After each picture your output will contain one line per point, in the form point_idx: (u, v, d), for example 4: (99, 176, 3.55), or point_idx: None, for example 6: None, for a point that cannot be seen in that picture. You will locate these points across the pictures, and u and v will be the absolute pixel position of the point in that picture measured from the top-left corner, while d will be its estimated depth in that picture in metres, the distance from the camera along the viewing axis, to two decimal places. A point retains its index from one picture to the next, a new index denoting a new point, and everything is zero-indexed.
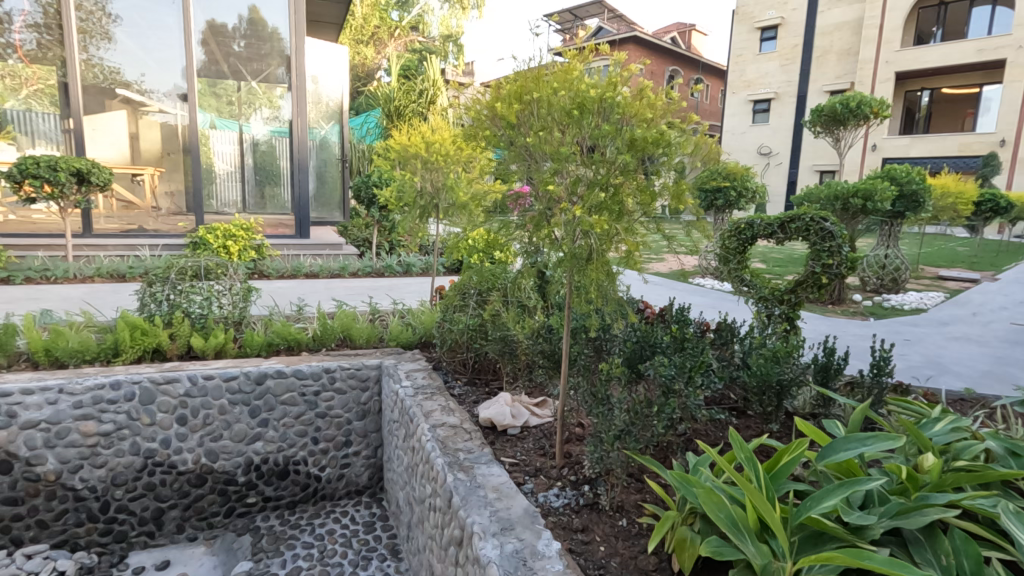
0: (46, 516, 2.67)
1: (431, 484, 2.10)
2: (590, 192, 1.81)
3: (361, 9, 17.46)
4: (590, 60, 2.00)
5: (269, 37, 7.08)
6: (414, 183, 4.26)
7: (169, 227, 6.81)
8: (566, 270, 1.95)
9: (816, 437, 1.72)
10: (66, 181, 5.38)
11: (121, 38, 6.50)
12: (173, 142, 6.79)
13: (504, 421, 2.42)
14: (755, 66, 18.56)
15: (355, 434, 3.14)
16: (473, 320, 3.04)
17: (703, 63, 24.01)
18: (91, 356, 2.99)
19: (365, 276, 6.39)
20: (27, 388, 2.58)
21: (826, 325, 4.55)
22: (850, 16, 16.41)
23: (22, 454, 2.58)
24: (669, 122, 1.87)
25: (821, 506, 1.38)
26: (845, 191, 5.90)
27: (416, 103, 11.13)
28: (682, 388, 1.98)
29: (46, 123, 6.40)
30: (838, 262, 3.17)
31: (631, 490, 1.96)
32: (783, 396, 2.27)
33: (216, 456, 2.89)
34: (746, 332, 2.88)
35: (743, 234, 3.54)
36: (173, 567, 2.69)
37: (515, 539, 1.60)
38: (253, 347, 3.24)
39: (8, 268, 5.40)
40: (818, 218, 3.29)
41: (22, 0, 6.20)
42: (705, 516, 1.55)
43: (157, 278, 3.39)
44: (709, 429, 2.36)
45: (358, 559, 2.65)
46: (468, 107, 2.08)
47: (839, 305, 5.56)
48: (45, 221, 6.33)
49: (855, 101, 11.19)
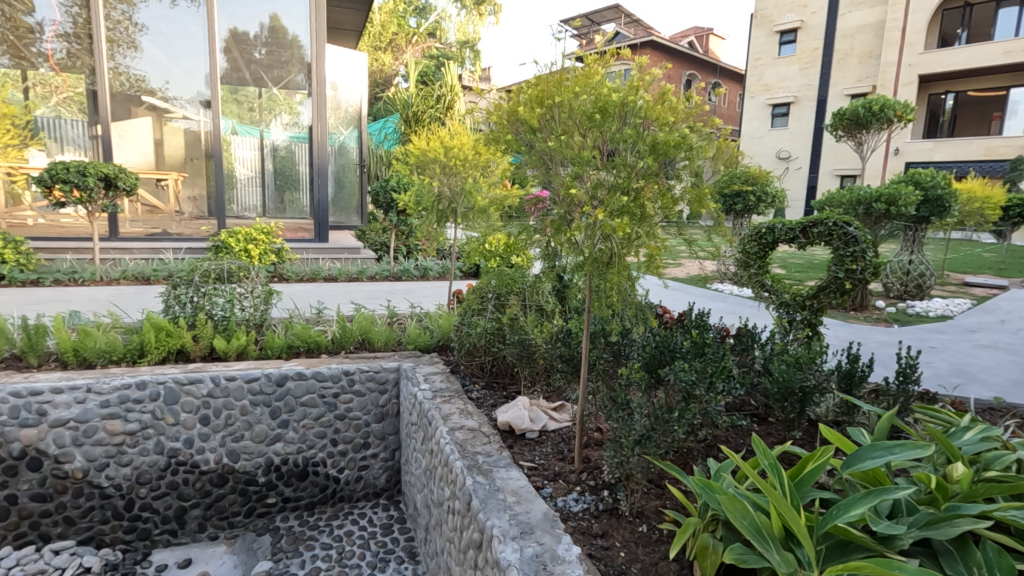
0: (73, 513, 2.73)
1: (450, 487, 2.11)
2: (612, 196, 1.80)
3: (380, 16, 17.64)
4: (611, 64, 2.00)
5: (289, 44, 7.21)
6: (433, 187, 4.30)
7: (192, 231, 6.93)
8: (585, 273, 1.95)
9: (841, 444, 1.69)
10: (94, 185, 5.53)
11: (147, 46, 6.64)
12: (195, 148, 6.94)
13: (522, 425, 2.42)
14: (774, 69, 18.40)
15: (373, 436, 3.16)
16: (491, 324, 3.04)
17: (721, 67, 23.83)
18: (118, 356, 3.06)
19: (383, 280, 6.45)
20: (57, 387, 2.65)
21: (848, 331, 4.48)
22: (872, 19, 16.18)
23: (51, 452, 2.65)
24: (691, 126, 1.86)
25: (848, 515, 1.35)
26: (868, 196, 5.82)
27: (434, 109, 11.22)
28: (702, 394, 1.96)
29: (74, 130, 6.55)
30: (862, 267, 3.09)
31: (651, 495, 1.95)
32: (806, 402, 2.23)
33: (238, 456, 2.93)
34: (767, 338, 2.83)
35: (763, 239, 3.56)
36: (195, 565, 2.73)
37: (535, 543, 1.59)
38: (274, 349, 3.28)
39: (37, 271, 5.56)
40: (841, 222, 3.23)
41: (53, 11, 6.41)
42: (728, 522, 1.53)
43: (182, 281, 3.45)
44: (729, 436, 2.34)
45: (376, 561, 2.66)
46: (490, 112, 2.09)
47: (861, 311, 5.47)
48: (73, 224, 6.46)
49: (878, 105, 11.05)
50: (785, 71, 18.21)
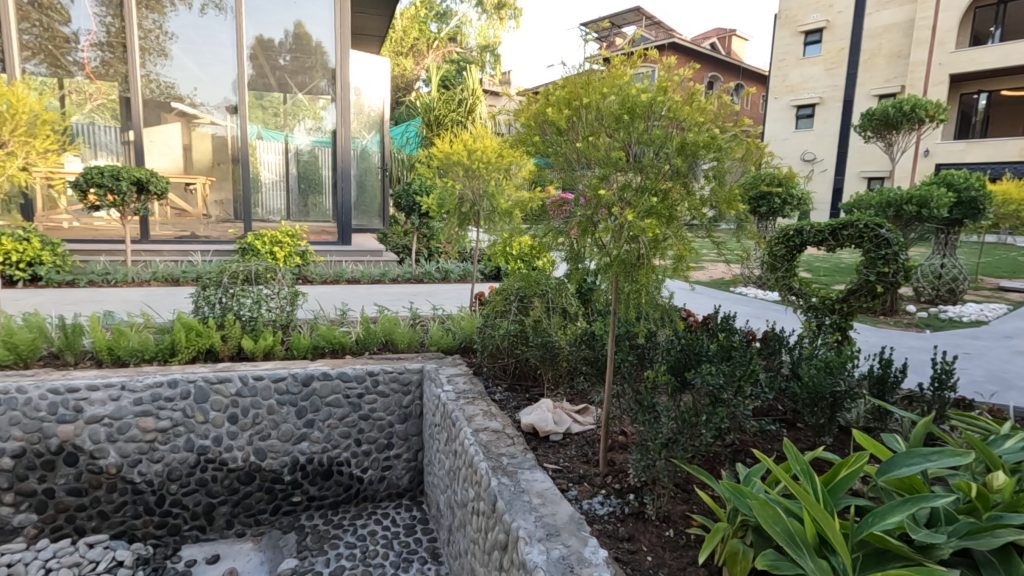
0: (107, 507, 2.81)
1: (474, 488, 2.11)
2: (640, 197, 1.79)
3: (401, 22, 17.76)
4: (638, 65, 2.00)
5: (313, 50, 7.32)
6: (455, 190, 4.32)
7: (219, 234, 7.07)
8: (612, 274, 1.94)
9: (876, 450, 1.66)
10: (127, 189, 5.69)
11: (177, 54, 6.84)
12: (222, 153, 7.10)
13: (546, 427, 2.41)
14: (799, 70, 18.14)
15: (397, 436, 3.18)
16: (514, 326, 3.04)
17: (744, 69, 23.51)
18: (150, 355, 3.13)
19: (405, 282, 6.49)
20: (93, 384, 2.72)
21: (878, 336, 4.37)
22: (901, 18, 15.84)
23: (87, 448, 2.73)
24: (720, 126, 1.85)
25: (885, 522, 1.32)
26: (898, 198, 5.74)
27: (456, 112, 11.29)
28: (731, 398, 1.93)
29: (107, 135, 6.74)
30: (894, 270, 3.03)
31: (678, 500, 1.93)
32: (837, 408, 2.18)
33: (264, 455, 2.98)
34: (796, 342, 2.79)
35: (791, 241, 3.46)
36: (222, 561, 2.78)
37: (561, 545, 1.59)
38: (300, 350, 3.34)
39: (73, 271, 5.77)
40: (873, 224, 3.17)
41: (89, 21, 6.59)
42: (759, 528, 1.51)
43: (211, 282, 3.53)
44: (757, 441, 2.31)
45: (399, 561, 2.68)
46: (518, 114, 2.10)
47: (891, 316, 5.34)
48: (105, 228, 6.62)
49: (909, 105, 10.85)
50: (809, 71, 17.92)
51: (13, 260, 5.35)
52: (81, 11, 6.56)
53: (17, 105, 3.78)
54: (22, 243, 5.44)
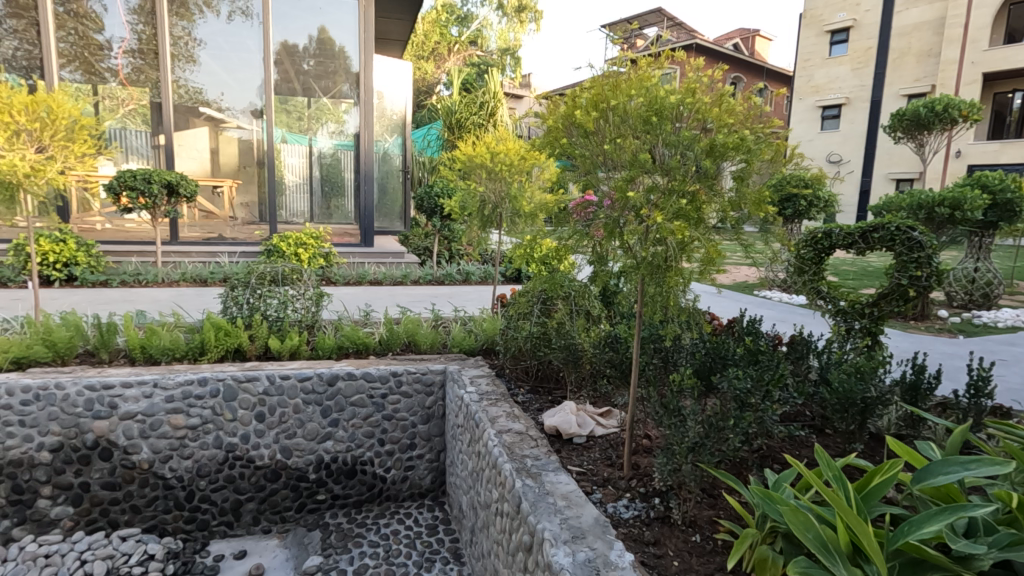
0: (139, 502, 2.89)
1: (499, 489, 2.11)
2: (668, 199, 1.78)
3: (422, 26, 17.93)
4: (664, 67, 1.99)
5: (336, 55, 7.41)
6: (478, 192, 4.35)
7: (245, 235, 7.22)
8: (638, 276, 1.94)
9: (910, 458, 1.62)
10: (158, 192, 5.85)
11: (205, 59, 7.01)
12: (248, 156, 7.25)
13: (570, 429, 2.41)
14: (825, 70, 17.84)
15: (419, 437, 3.20)
16: (537, 329, 3.04)
17: (768, 70, 23.15)
18: (180, 354, 3.21)
19: (426, 284, 6.54)
20: (127, 382, 2.80)
21: (909, 341, 4.27)
22: (930, 16, 15.44)
23: (121, 443, 2.81)
24: (749, 128, 1.84)
25: (922, 532, 1.29)
26: (930, 200, 5.62)
27: (477, 115, 11.34)
28: (758, 402, 1.91)
29: (138, 140, 6.96)
30: (927, 274, 2.98)
31: (704, 505, 1.91)
32: (867, 414, 2.15)
33: (290, 453, 3.03)
34: (824, 346, 2.74)
35: (819, 243, 3.40)
36: (249, 557, 2.83)
37: (587, 547, 1.58)
38: (325, 349, 3.39)
39: (107, 272, 5.96)
40: (905, 227, 3.09)
41: (122, 29, 6.77)
42: (788, 535, 1.49)
43: (239, 283, 3.61)
44: (784, 447, 2.28)
45: (422, 561, 2.70)
46: (542, 117, 2.11)
47: (922, 321, 5.20)
48: (136, 229, 6.84)
49: (941, 104, 10.59)
50: (835, 71, 17.60)
51: (51, 260, 5.55)
52: (115, 19, 6.74)
53: (57, 110, 3.86)
54: (59, 244, 5.63)
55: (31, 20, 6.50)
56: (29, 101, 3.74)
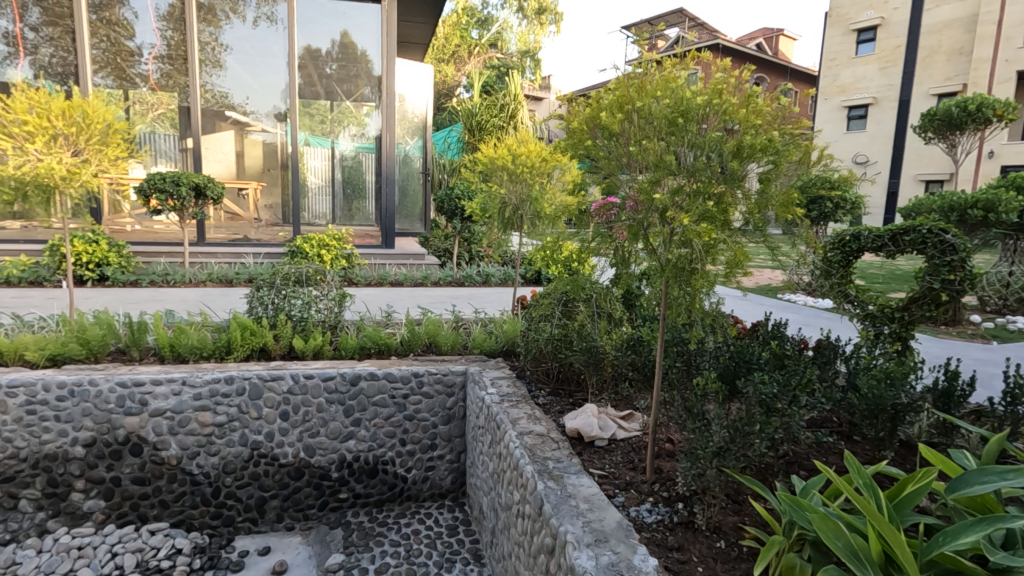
0: (168, 497, 2.95)
1: (520, 490, 2.11)
2: (694, 201, 1.76)
3: (443, 29, 18.09)
4: (690, 67, 1.97)
5: (358, 59, 7.50)
6: (499, 194, 4.37)
7: (269, 237, 7.40)
8: (662, 279, 1.93)
9: (945, 466, 1.57)
10: (186, 195, 5.98)
11: (231, 64, 7.15)
12: (273, 159, 7.38)
13: (591, 432, 2.40)
14: (851, 69, 17.51)
15: (440, 437, 3.22)
16: (557, 331, 3.03)
17: (791, 70, 22.77)
18: (208, 352, 3.28)
19: (446, 285, 6.59)
20: (157, 379, 2.87)
21: (940, 346, 4.17)
22: (962, 13, 15.04)
23: (151, 439, 2.88)
24: (778, 128, 1.82)
25: (957, 543, 1.26)
26: (962, 202, 5.48)
27: (498, 117, 11.36)
28: (785, 408, 1.88)
29: (166, 143, 7.09)
30: (961, 278, 2.90)
31: (729, 510, 1.89)
32: (898, 421, 2.10)
33: (313, 451, 3.07)
34: (852, 351, 2.69)
35: (847, 247, 3.31)
36: (273, 553, 2.88)
37: (610, 551, 1.57)
38: (347, 350, 3.43)
39: (137, 272, 6.10)
40: (937, 229, 3.00)
41: (152, 35, 6.94)
42: (817, 543, 1.46)
43: (265, 283, 3.67)
44: (811, 453, 2.24)
45: (442, 561, 2.72)
46: (564, 119, 2.11)
47: (954, 326, 5.07)
48: (164, 230, 6.96)
49: (974, 103, 10.29)
50: (862, 71, 17.26)
51: (84, 260, 5.71)
52: (145, 26, 6.91)
53: (93, 115, 3.98)
54: (92, 245, 5.79)
55: (66, 28, 6.71)
56: (66, 106, 3.85)
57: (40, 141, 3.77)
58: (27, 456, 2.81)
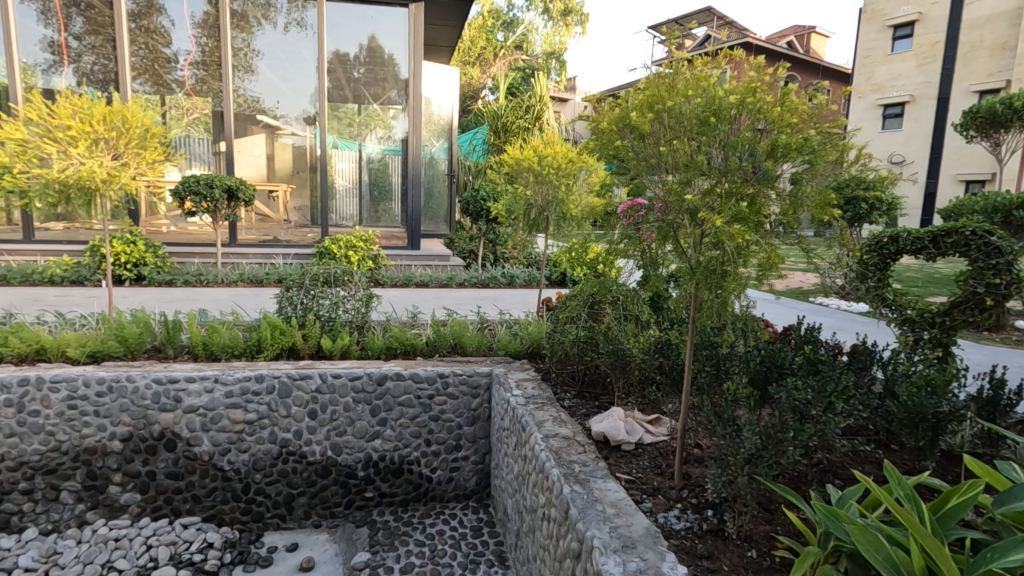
0: (200, 491, 3.02)
1: (546, 493, 2.09)
2: (726, 202, 1.72)
3: (468, 31, 18.13)
4: (722, 66, 1.94)
5: (384, 62, 7.55)
6: (525, 196, 4.36)
7: (298, 238, 7.54)
8: (692, 281, 1.89)
9: (992, 479, 1.50)
10: (219, 197, 6.12)
11: (262, 69, 7.31)
12: (302, 162, 7.50)
13: (618, 436, 2.36)
14: (887, 67, 17.02)
15: (465, 438, 3.22)
16: (583, 332, 3.01)
17: (824, 68, 22.23)
18: (239, 351, 3.34)
19: (471, 286, 6.62)
20: (191, 377, 2.93)
21: (983, 352, 4.02)
22: (1005, 7, 14.48)
23: (184, 435, 2.95)
24: (815, 128, 1.78)
25: (1006, 560, 1.20)
26: (1007, 203, 5.28)
27: (524, 119, 11.38)
28: (820, 414, 1.83)
29: (200, 146, 7.27)
30: (1006, 282, 2.76)
31: (760, 519, 1.85)
32: (939, 430, 2.02)
33: (340, 450, 3.10)
34: (889, 357, 2.60)
35: (885, 249, 3.15)
36: (301, 550, 2.92)
37: (638, 557, 1.55)
38: (373, 350, 3.47)
39: (172, 272, 6.27)
40: (982, 231, 2.88)
41: (187, 42, 7.14)
42: (853, 555, 1.42)
43: (294, 283, 3.73)
44: (847, 461, 2.17)
45: (467, 561, 2.72)
46: (590, 121, 2.09)
47: (998, 332, 4.88)
48: (198, 232, 7.16)
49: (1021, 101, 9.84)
50: (898, 68, 16.75)
51: (122, 260, 5.91)
52: (182, 33, 7.11)
53: (131, 120, 4.10)
54: (130, 246, 5.98)
55: (107, 36, 6.97)
56: (106, 112, 3.98)
57: (82, 146, 3.91)
58: (68, 449, 2.91)
